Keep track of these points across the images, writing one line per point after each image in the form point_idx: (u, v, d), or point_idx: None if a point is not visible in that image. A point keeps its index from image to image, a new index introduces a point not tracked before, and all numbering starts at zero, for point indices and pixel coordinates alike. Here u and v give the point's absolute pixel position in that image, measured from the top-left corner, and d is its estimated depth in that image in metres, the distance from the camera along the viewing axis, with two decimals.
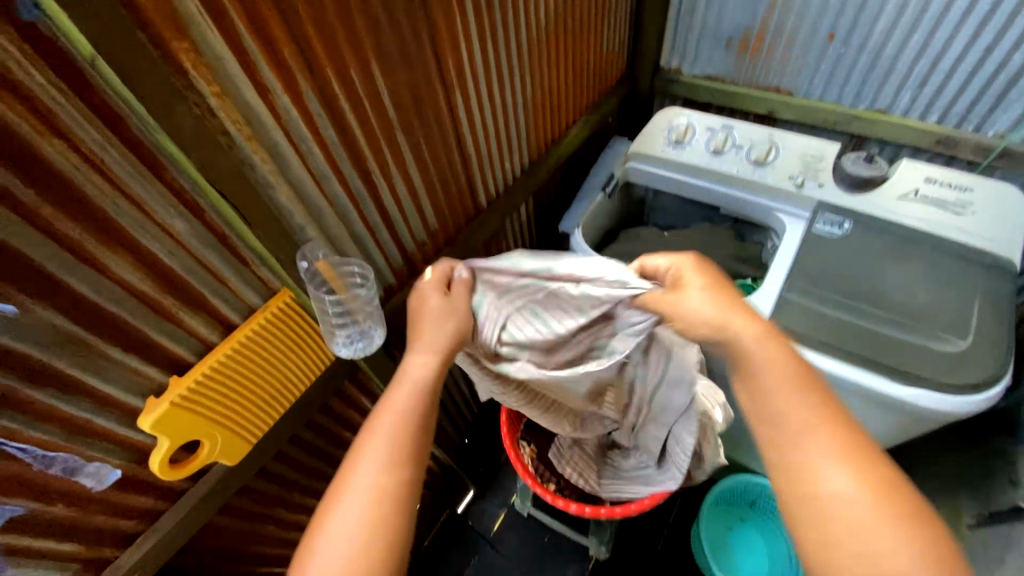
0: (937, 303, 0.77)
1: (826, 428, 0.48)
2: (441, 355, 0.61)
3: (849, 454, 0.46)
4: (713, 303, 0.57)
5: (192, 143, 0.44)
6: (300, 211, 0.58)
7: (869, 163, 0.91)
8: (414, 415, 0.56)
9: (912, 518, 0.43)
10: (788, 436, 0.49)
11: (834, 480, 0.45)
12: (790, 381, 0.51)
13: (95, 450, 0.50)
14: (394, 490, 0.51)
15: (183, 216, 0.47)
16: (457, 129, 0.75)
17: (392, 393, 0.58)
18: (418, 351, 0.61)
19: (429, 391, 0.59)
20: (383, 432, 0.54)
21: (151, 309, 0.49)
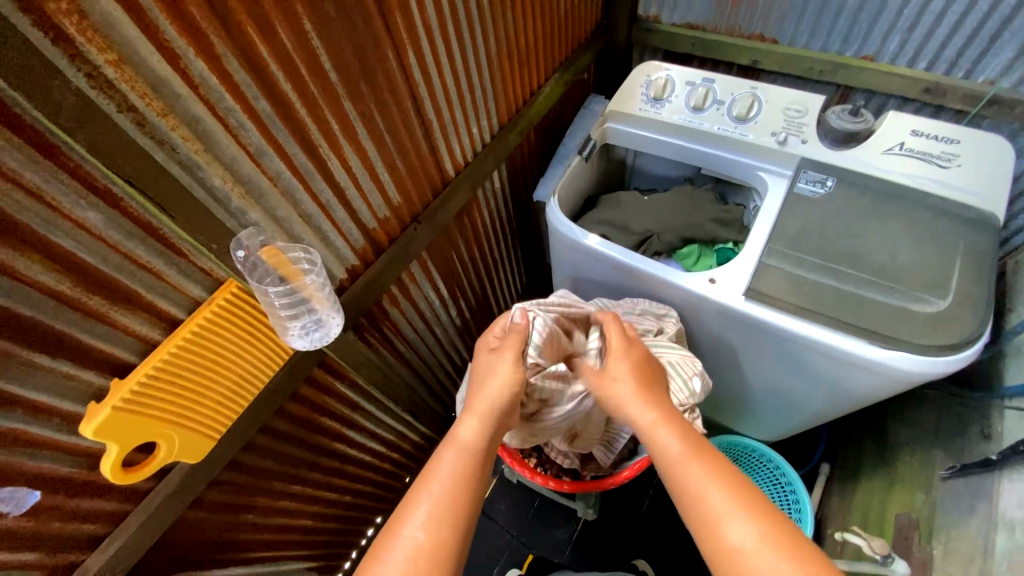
0: (918, 263, 0.75)
1: (721, 482, 0.53)
2: (489, 421, 0.63)
3: (741, 502, 0.51)
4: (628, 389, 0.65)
5: (77, 123, 0.37)
6: (238, 193, 0.52)
7: (855, 116, 0.87)
8: (463, 473, 0.58)
9: (803, 550, 0.47)
10: (694, 499, 0.54)
11: (739, 537, 0.49)
12: (686, 451, 0.57)
13: (39, 460, 0.47)
14: (444, 544, 0.52)
15: (96, 206, 0.42)
16: (414, 94, 0.69)
17: (442, 458, 0.59)
18: (468, 416, 0.64)
19: (478, 460, 0.60)
20: (433, 491, 0.55)
21: (75, 310, 0.45)
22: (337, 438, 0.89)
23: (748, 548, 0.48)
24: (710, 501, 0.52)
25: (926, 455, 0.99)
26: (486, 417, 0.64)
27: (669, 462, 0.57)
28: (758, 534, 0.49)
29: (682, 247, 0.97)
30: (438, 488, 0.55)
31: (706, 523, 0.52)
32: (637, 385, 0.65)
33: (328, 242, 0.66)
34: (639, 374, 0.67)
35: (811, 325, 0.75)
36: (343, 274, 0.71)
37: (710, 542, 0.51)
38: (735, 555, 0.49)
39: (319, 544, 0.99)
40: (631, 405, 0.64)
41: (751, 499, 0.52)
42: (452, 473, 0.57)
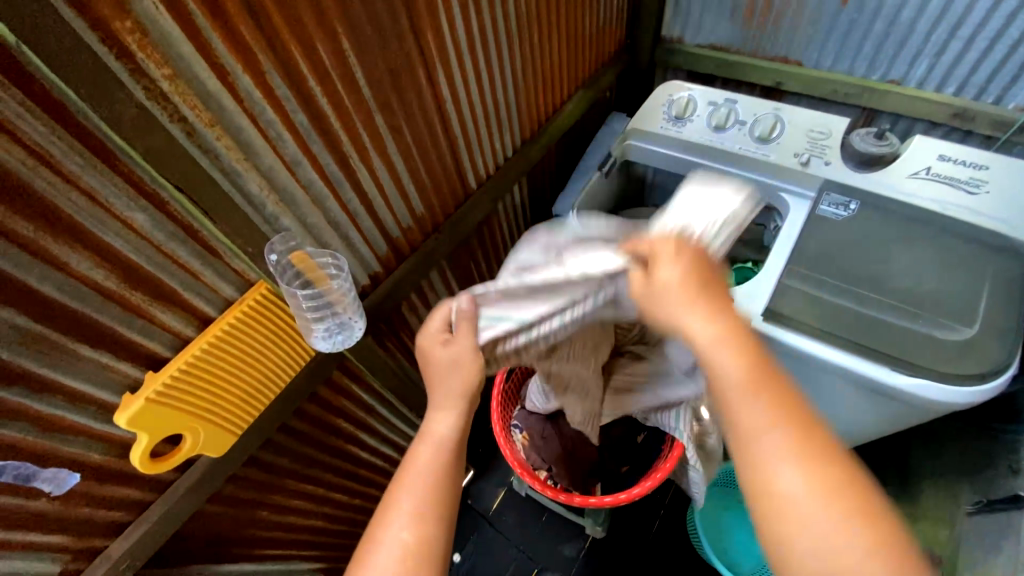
0: (944, 289, 0.74)
1: (785, 435, 0.41)
2: (464, 406, 0.61)
3: (803, 447, 0.41)
4: (678, 285, 0.48)
5: (132, 130, 0.41)
6: (273, 200, 0.55)
7: (880, 138, 0.86)
8: (439, 466, 0.58)
9: (869, 522, 0.39)
10: (758, 448, 0.42)
11: (787, 480, 0.40)
12: (748, 390, 0.43)
13: (74, 445, 0.50)
14: (428, 543, 0.52)
15: (144, 208, 0.45)
16: (440, 109, 0.72)
17: (416, 453, 0.58)
18: (438, 409, 0.61)
19: (452, 451, 0.59)
20: (411, 490, 0.55)
21: (118, 305, 0.47)
22: (351, 440, 0.91)
23: (792, 489, 0.40)
24: (763, 444, 0.42)
25: (952, 488, 0.95)
26: (458, 408, 0.61)
27: (737, 425, 0.43)
28: (810, 476, 0.40)
29: None
30: (412, 491, 0.55)
31: (755, 465, 0.42)
32: (681, 280, 0.47)
33: (353, 248, 0.68)
34: (692, 284, 0.47)
35: (831, 349, 0.74)
36: (367, 280, 0.73)
37: (754, 480, 0.42)
38: (778, 498, 0.40)
39: (328, 545, 1.00)
40: (669, 301, 0.47)
41: (811, 434, 0.42)
42: (429, 468, 0.57)
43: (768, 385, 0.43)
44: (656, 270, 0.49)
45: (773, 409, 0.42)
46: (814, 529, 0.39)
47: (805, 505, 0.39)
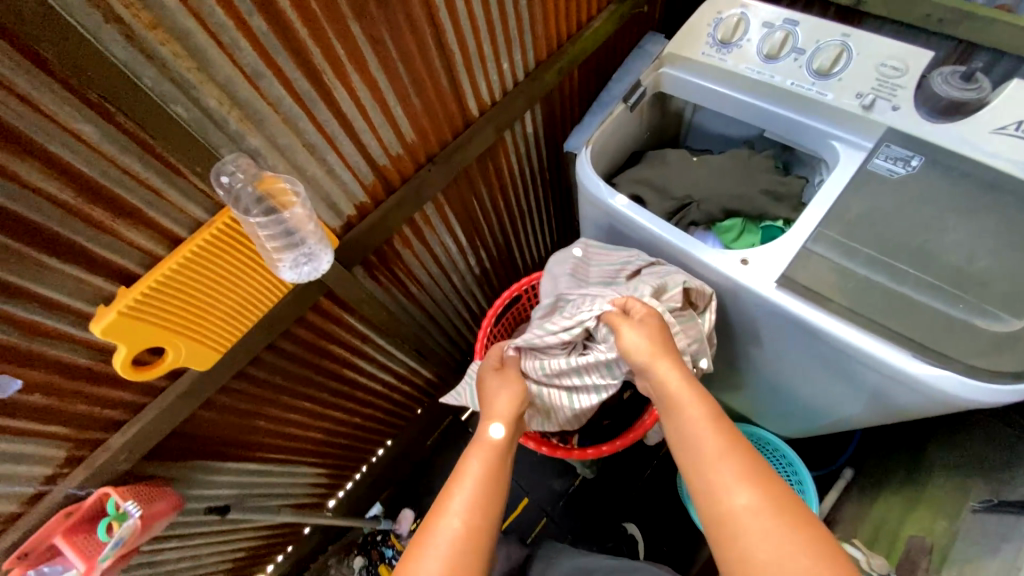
0: (1003, 272, 0.63)
1: (731, 456, 0.55)
2: (508, 425, 0.71)
3: (752, 475, 0.53)
4: (642, 338, 0.67)
5: (43, 28, 0.37)
6: (236, 117, 0.52)
7: (968, 81, 0.70)
8: (489, 471, 0.65)
9: (809, 530, 0.49)
10: (706, 463, 0.56)
11: (738, 499, 0.52)
12: (703, 419, 0.59)
13: (61, 350, 0.53)
14: (476, 533, 0.59)
15: (90, 118, 0.43)
16: (433, 21, 0.63)
17: (472, 456, 0.66)
18: (492, 421, 0.71)
19: (501, 455, 0.67)
20: (467, 485, 0.62)
21: (80, 219, 0.47)
22: (347, 365, 0.94)
23: (744, 508, 0.51)
24: (715, 470, 0.55)
25: (963, 482, 0.89)
26: (506, 421, 0.72)
27: (679, 426, 0.60)
28: (760, 500, 0.51)
29: (723, 220, 0.87)
30: (468, 488, 0.62)
31: (707, 488, 0.55)
32: (654, 329, 0.68)
33: (334, 176, 0.65)
34: (656, 339, 0.67)
35: (847, 326, 0.66)
36: (350, 210, 0.71)
37: (709, 505, 0.54)
38: (736, 518, 0.51)
39: (330, 455, 1.08)
40: (637, 347, 0.67)
41: (757, 470, 0.54)
42: (483, 469, 0.65)
43: (720, 422, 0.59)
44: (625, 343, 0.68)
45: (717, 437, 0.57)
46: (761, 538, 0.49)
47: (761, 521, 0.50)
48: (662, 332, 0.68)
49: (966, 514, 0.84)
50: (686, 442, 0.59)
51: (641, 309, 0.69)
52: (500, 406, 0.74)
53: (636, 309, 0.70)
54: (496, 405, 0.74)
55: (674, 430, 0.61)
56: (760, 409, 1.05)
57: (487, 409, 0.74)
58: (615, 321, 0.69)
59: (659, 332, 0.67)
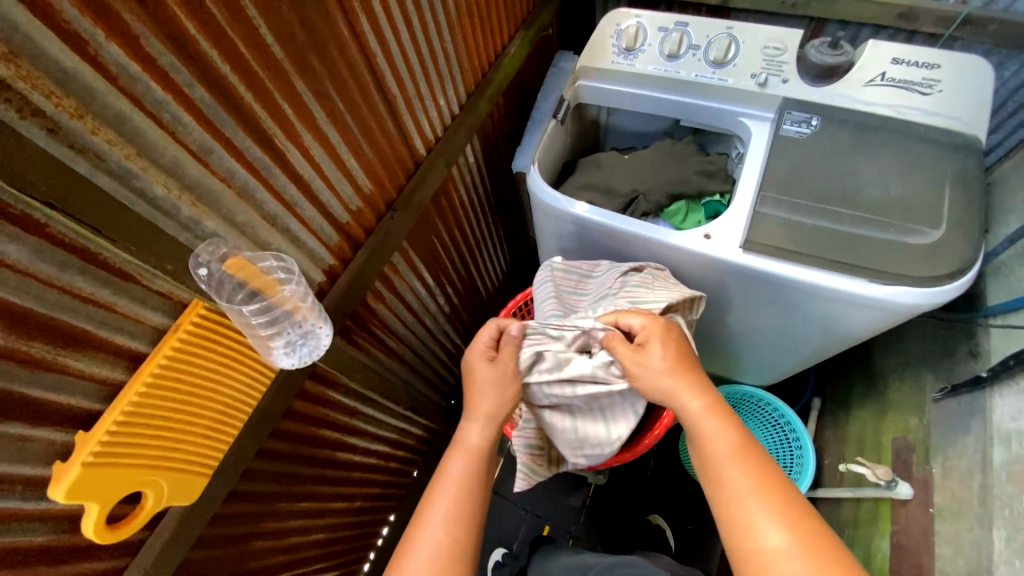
0: (909, 195, 0.75)
1: (762, 489, 0.54)
2: (491, 424, 0.68)
3: (781, 511, 0.52)
4: (671, 370, 0.64)
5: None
6: (188, 201, 0.45)
7: (834, 48, 0.83)
8: (469, 476, 0.63)
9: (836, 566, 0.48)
10: (735, 497, 0.55)
11: (773, 539, 0.51)
12: (729, 451, 0.57)
13: (7, 534, 0.41)
14: (461, 542, 0.58)
15: (15, 236, 0.35)
16: (372, 67, 0.62)
17: (451, 462, 0.65)
18: (472, 422, 0.68)
19: (485, 454, 0.66)
20: (446, 496, 0.61)
21: (16, 361, 0.38)
22: (339, 446, 0.85)
23: (777, 548, 0.50)
24: (750, 507, 0.53)
25: (915, 379, 1.02)
26: (490, 419, 0.68)
27: (709, 456, 0.59)
28: (794, 543, 0.50)
29: (670, 205, 0.93)
30: (446, 499, 0.61)
31: (736, 523, 0.54)
32: (665, 355, 0.65)
33: (299, 244, 0.60)
34: (672, 367, 0.64)
35: (811, 269, 0.74)
36: (321, 277, 0.65)
37: (738, 542, 0.53)
38: (763, 556, 0.51)
39: (335, 553, 0.96)
40: (658, 378, 0.64)
41: (784, 499, 0.53)
42: (463, 476, 0.63)
43: (750, 451, 0.57)
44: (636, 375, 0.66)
45: (750, 476, 0.55)
46: None
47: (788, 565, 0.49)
48: (685, 352, 0.66)
49: (929, 405, 0.96)
50: (715, 476, 0.57)
51: (654, 330, 0.66)
52: (484, 402, 0.69)
53: (634, 324, 0.67)
54: (478, 403, 0.69)
55: (706, 467, 0.59)
56: (740, 368, 1.12)
57: (468, 407, 0.69)
58: (619, 351, 0.67)
59: (674, 356, 0.65)
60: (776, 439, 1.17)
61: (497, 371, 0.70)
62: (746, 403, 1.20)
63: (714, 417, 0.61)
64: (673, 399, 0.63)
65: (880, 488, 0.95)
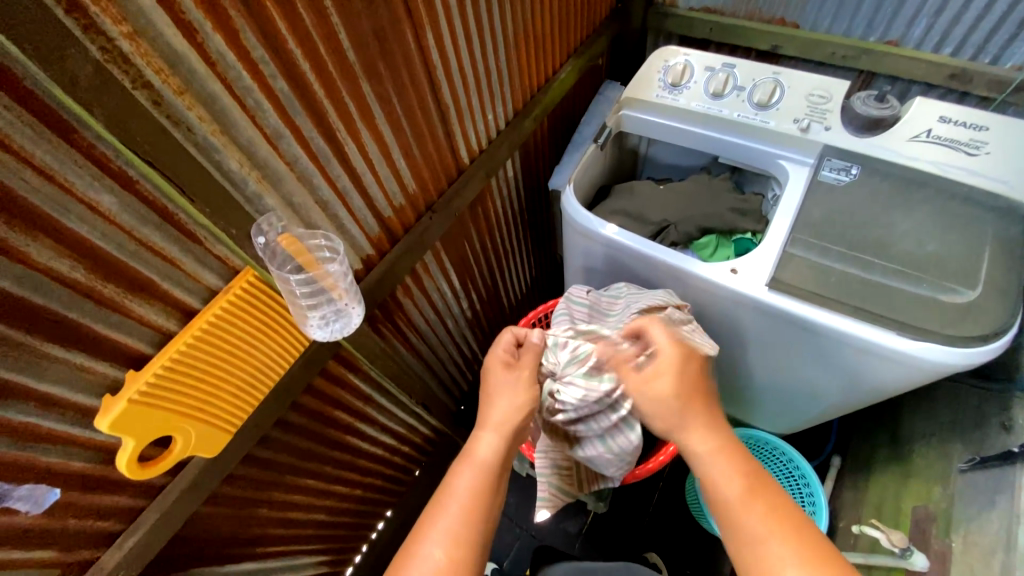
0: (946, 253, 0.74)
1: (774, 525, 0.57)
2: (505, 436, 0.70)
3: (797, 545, 0.54)
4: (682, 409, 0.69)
5: (94, 96, 0.35)
6: (255, 178, 0.50)
7: (880, 101, 0.84)
8: (480, 488, 0.64)
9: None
10: (748, 533, 0.58)
11: (785, 572, 0.53)
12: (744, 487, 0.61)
13: (54, 455, 0.46)
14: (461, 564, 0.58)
15: (111, 189, 0.40)
16: (431, 77, 0.67)
17: (459, 475, 0.66)
18: (486, 432, 0.70)
19: (494, 470, 0.67)
20: (453, 510, 0.62)
21: (90, 300, 0.43)
22: (350, 431, 0.88)
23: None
24: (767, 546, 0.56)
25: (942, 446, 0.98)
26: (501, 436, 0.70)
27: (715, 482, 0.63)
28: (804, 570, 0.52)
29: (699, 238, 0.93)
30: (453, 516, 0.61)
31: (751, 547, 0.57)
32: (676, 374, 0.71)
33: (344, 230, 0.64)
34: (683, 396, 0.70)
35: (836, 314, 0.73)
36: (359, 264, 0.69)
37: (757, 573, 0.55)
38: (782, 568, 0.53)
39: (331, 538, 0.97)
40: (668, 402, 0.70)
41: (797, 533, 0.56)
42: (472, 489, 0.64)
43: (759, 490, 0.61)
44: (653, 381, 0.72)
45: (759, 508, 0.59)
46: None
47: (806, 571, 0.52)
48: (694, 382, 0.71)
49: (955, 476, 0.91)
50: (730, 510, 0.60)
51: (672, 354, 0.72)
52: (497, 415, 0.71)
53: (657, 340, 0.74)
54: (492, 415, 0.71)
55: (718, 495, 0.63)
56: (755, 412, 1.10)
57: (483, 419, 0.72)
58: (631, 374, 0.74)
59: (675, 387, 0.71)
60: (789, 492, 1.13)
61: (513, 378, 0.75)
62: (759, 449, 1.17)
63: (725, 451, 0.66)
64: (687, 422, 0.68)
65: (895, 556, 0.92)
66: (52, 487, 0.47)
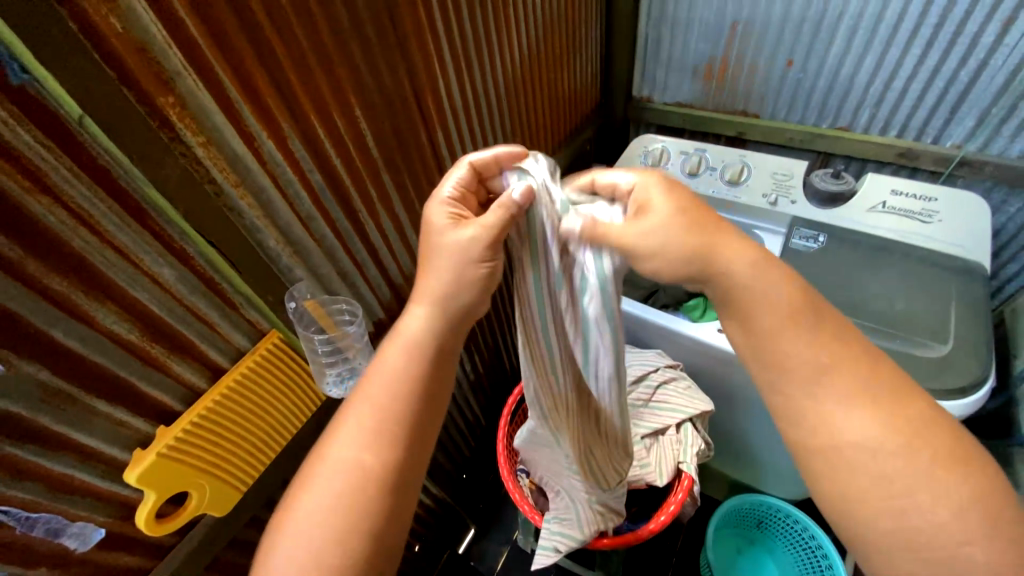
0: (915, 310, 0.80)
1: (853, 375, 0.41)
2: (439, 313, 0.51)
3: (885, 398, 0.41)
4: (667, 204, 0.45)
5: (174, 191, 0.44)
6: (288, 252, 0.58)
7: (837, 178, 0.95)
8: (409, 380, 0.50)
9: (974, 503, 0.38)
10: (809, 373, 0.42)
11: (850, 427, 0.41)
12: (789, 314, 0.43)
13: (80, 507, 0.48)
14: (386, 453, 0.47)
15: (171, 263, 0.47)
16: (440, 164, 0.77)
17: (384, 356, 0.51)
18: (421, 303, 0.51)
19: (430, 351, 0.51)
20: (369, 406, 0.49)
21: (138, 359, 0.48)
22: None
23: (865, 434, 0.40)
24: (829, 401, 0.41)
25: None
26: (434, 304, 0.51)
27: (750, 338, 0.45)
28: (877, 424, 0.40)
29: (688, 301, 0.96)
30: (378, 389, 0.49)
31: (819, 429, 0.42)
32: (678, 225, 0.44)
33: (360, 296, 0.71)
34: (691, 218, 0.45)
35: None
36: (371, 326, 0.75)
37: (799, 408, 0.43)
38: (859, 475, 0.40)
39: None
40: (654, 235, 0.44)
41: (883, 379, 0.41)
42: (403, 363, 0.50)
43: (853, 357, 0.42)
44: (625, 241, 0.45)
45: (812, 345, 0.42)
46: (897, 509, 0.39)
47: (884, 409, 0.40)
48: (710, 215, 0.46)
49: None
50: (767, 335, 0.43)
51: (653, 213, 0.45)
52: (429, 282, 0.51)
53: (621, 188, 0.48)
54: (430, 282, 0.51)
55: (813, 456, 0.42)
56: (761, 473, 1.08)
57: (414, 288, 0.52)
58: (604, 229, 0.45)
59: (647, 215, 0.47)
60: (807, 562, 1.07)
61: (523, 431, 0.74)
62: (773, 517, 1.13)
63: (813, 375, 0.42)
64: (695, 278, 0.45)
65: None
66: (92, 525, 0.50)
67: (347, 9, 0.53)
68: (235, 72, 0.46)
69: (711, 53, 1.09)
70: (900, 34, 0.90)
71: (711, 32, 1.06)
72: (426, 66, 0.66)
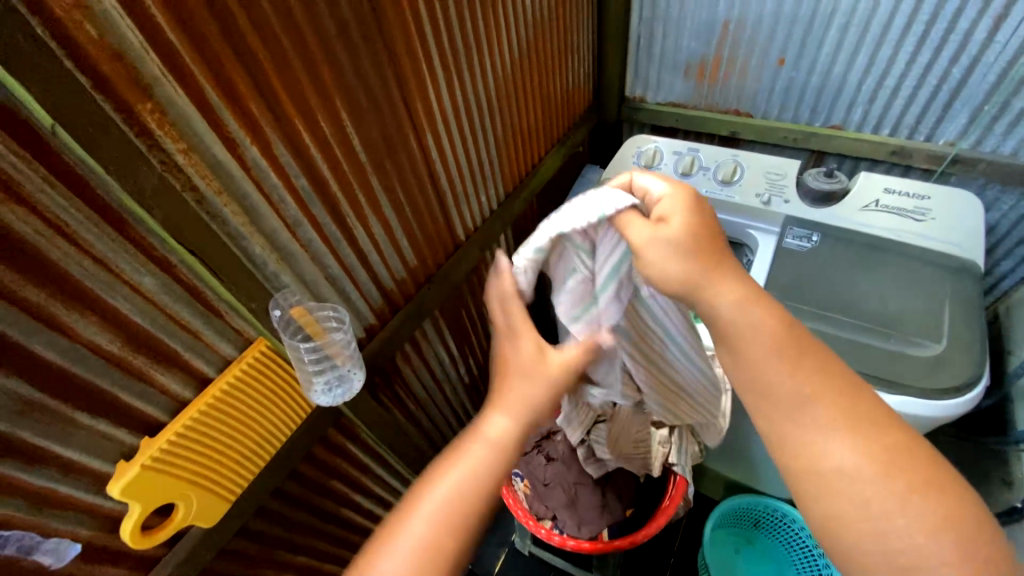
0: (908, 309, 0.79)
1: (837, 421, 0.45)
2: (524, 420, 0.55)
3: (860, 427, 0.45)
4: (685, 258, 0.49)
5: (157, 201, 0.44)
6: (275, 259, 0.57)
7: (830, 177, 0.94)
8: (483, 475, 0.53)
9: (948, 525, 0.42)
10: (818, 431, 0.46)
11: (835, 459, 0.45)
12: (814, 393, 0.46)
13: (65, 522, 0.48)
14: (447, 544, 0.49)
15: (152, 272, 0.47)
16: (431, 167, 0.76)
17: (467, 452, 0.54)
18: (499, 412, 0.55)
19: (511, 455, 0.55)
20: (449, 503, 0.51)
21: (120, 370, 0.48)
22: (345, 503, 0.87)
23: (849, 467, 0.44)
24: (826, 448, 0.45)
25: None
26: (517, 417, 0.55)
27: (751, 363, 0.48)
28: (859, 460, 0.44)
29: None
30: (458, 477, 0.52)
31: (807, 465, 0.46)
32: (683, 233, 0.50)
33: (349, 301, 0.70)
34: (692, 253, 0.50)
35: None
36: (361, 332, 0.74)
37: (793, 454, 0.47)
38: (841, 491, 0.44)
39: None
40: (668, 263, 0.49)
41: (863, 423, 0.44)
42: (487, 475, 0.53)
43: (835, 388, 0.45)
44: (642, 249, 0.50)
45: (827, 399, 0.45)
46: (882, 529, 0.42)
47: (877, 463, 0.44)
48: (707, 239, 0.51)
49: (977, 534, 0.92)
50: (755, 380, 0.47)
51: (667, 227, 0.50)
52: (517, 388, 0.56)
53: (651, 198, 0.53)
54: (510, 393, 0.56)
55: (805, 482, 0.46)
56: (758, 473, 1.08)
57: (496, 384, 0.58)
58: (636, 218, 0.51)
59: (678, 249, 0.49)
60: (805, 561, 1.07)
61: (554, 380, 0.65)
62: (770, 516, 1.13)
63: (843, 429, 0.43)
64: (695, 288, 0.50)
65: None
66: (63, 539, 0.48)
67: (332, 13, 0.52)
68: (216, 77, 0.45)
69: (703, 51, 1.09)
70: (892, 32, 0.90)
71: (704, 31, 1.06)
72: (414, 68, 0.65)
